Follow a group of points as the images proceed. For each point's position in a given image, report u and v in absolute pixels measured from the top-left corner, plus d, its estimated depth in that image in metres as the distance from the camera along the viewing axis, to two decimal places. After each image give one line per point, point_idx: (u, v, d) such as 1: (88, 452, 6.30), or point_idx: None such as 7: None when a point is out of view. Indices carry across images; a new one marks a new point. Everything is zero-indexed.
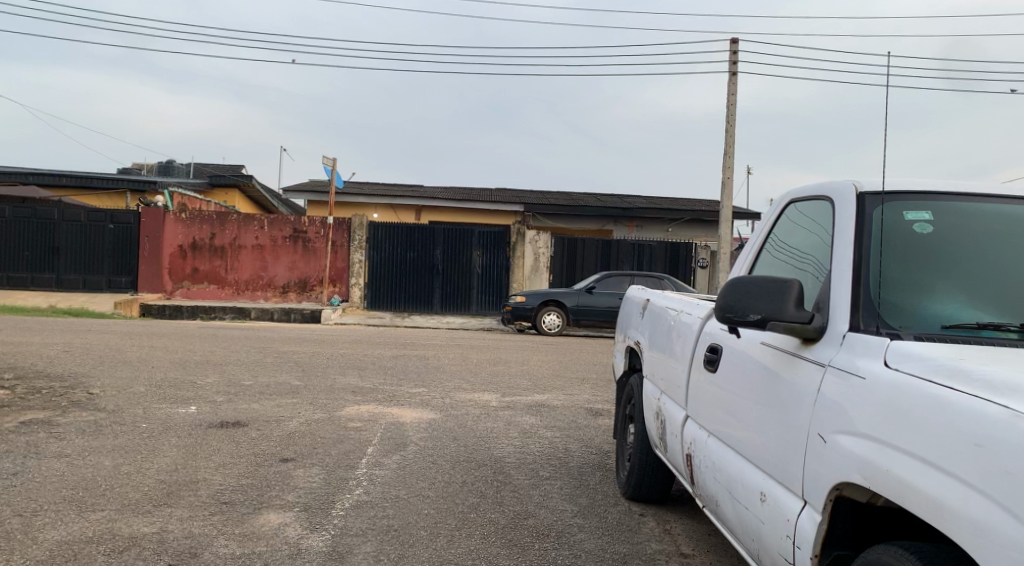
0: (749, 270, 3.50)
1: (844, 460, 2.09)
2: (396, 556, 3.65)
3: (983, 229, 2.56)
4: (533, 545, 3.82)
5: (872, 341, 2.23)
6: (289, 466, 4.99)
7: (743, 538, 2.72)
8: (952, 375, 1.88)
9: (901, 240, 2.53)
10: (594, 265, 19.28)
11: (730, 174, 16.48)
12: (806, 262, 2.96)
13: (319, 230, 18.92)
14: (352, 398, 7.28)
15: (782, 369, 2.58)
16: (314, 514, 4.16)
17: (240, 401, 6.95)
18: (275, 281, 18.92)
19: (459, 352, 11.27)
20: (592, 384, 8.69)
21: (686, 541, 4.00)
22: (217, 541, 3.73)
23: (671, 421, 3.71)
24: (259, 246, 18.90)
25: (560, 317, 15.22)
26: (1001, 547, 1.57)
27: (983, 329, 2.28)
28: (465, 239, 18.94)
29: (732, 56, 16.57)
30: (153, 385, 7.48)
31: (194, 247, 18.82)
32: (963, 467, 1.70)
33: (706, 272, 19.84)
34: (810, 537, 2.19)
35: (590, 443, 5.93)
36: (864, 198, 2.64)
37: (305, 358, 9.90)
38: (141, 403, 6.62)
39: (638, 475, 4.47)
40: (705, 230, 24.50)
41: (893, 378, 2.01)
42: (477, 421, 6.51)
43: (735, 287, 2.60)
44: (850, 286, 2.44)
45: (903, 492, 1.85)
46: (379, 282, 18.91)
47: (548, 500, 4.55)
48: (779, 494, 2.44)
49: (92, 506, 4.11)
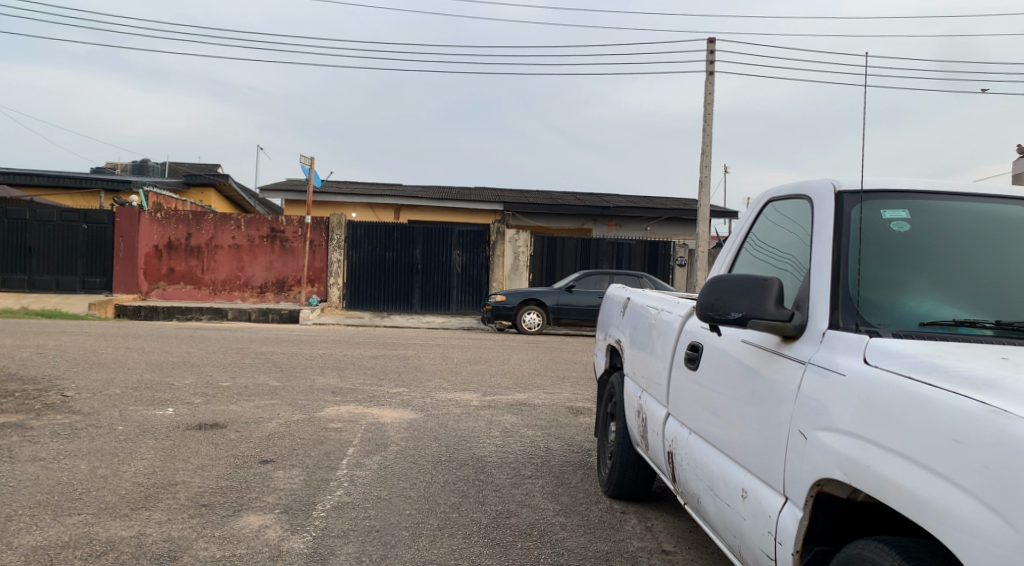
0: (728, 270, 3.53)
1: (825, 456, 2.12)
2: (378, 556, 3.64)
3: (956, 226, 2.61)
4: (516, 544, 3.83)
5: (851, 339, 2.25)
6: (269, 467, 4.96)
7: (725, 535, 2.75)
8: (930, 371, 1.90)
9: (879, 240, 2.56)
10: (573, 264, 19.33)
11: (708, 173, 16.60)
12: (783, 262, 3.00)
13: (296, 230, 18.84)
14: (332, 398, 7.25)
15: (762, 366, 2.61)
16: (295, 516, 4.13)
17: (219, 402, 6.89)
18: (253, 281, 18.81)
19: (439, 352, 11.25)
20: (574, 383, 8.71)
21: (668, 538, 4.02)
22: (197, 543, 3.69)
23: (652, 419, 3.73)
24: (236, 246, 18.76)
25: (540, 316, 15.23)
26: (981, 544, 1.59)
27: (959, 326, 2.30)
28: (445, 238, 18.89)
29: (709, 56, 16.71)
30: (130, 386, 7.39)
31: (170, 247, 18.63)
32: (943, 463, 1.72)
33: (685, 270, 19.97)
34: (791, 533, 2.22)
35: (571, 441, 5.96)
36: (843, 197, 2.67)
37: (284, 359, 9.81)
38: (117, 406, 6.54)
39: (619, 473, 4.49)
40: (683, 229, 24.70)
41: (873, 375, 2.03)
42: (458, 421, 6.49)
43: (716, 286, 2.61)
44: (829, 285, 2.47)
45: (884, 488, 1.88)
46: (357, 281, 18.83)
47: (530, 498, 4.56)
48: (761, 492, 2.46)
49: (69, 510, 4.05)
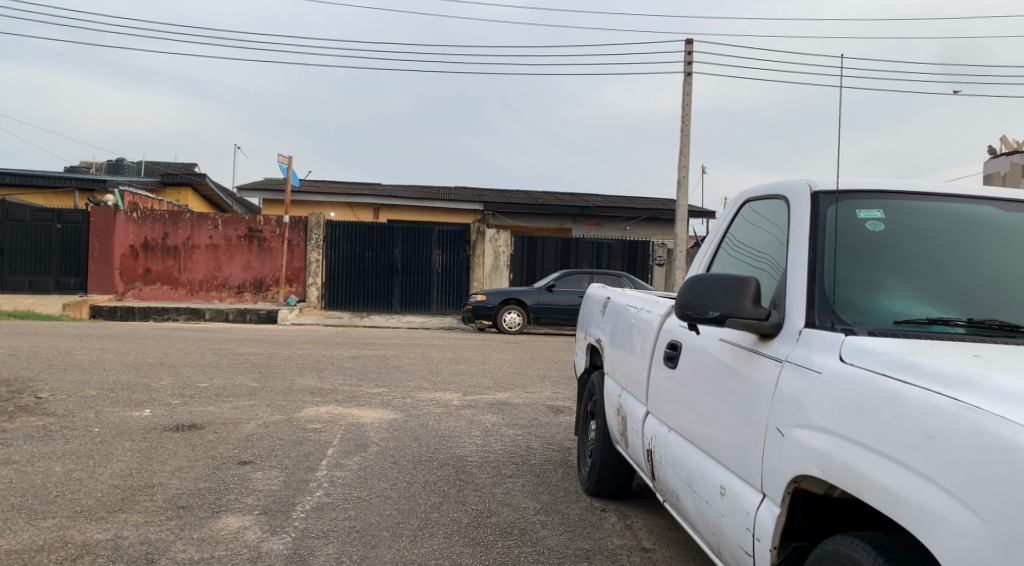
0: (707, 269, 3.56)
1: (802, 452, 2.15)
2: (359, 556, 3.63)
3: (929, 226, 2.65)
4: (497, 543, 3.84)
5: (827, 337, 2.29)
6: (248, 468, 4.92)
7: (703, 532, 2.78)
8: (905, 368, 1.94)
9: (854, 239, 2.60)
10: (553, 264, 19.37)
11: (686, 173, 16.72)
12: (760, 261, 3.04)
13: (275, 230, 18.70)
14: (312, 399, 7.20)
15: (739, 365, 2.64)
16: (274, 517, 4.10)
17: (196, 403, 6.82)
18: (230, 281, 18.64)
19: (419, 351, 11.23)
20: (554, 382, 8.73)
21: (647, 536, 4.05)
22: (175, 546, 3.66)
23: (632, 417, 3.76)
24: (213, 246, 18.58)
25: (520, 315, 15.25)
26: (953, 537, 1.62)
27: (932, 324, 2.34)
28: (425, 237, 18.84)
29: (687, 56, 16.83)
30: (105, 388, 7.30)
31: (146, 247, 18.38)
32: (917, 460, 1.75)
33: (663, 270, 20.09)
34: (769, 529, 2.25)
35: (551, 440, 5.98)
36: (819, 197, 2.71)
37: (262, 359, 9.73)
38: (93, 407, 6.45)
39: (599, 472, 4.51)
40: (662, 228, 24.85)
41: (849, 373, 2.07)
42: (439, 421, 6.49)
43: (695, 284, 2.64)
44: (805, 284, 2.51)
45: (859, 484, 1.91)
46: (336, 281, 18.73)
47: (511, 497, 4.57)
48: (739, 488, 2.49)
49: (43, 513, 3.99)
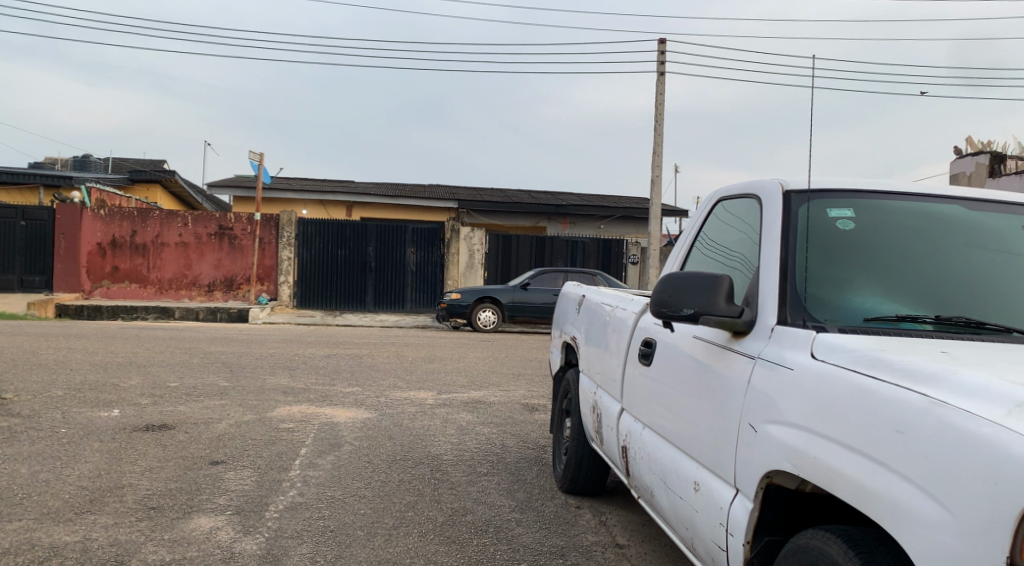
0: (680, 267, 3.59)
1: (774, 448, 2.18)
2: (333, 556, 3.60)
3: (898, 224, 2.71)
4: (472, 541, 3.84)
5: (799, 334, 2.32)
6: (220, 468, 4.86)
7: (678, 527, 2.80)
8: (875, 364, 1.98)
9: (825, 237, 2.65)
10: (528, 262, 19.39)
11: (659, 172, 16.84)
12: (732, 260, 3.08)
13: (246, 227, 18.47)
14: (285, 399, 7.13)
15: (713, 362, 2.67)
16: (247, 517, 4.06)
17: (167, 403, 6.72)
18: (200, 279, 18.39)
19: (393, 350, 11.17)
20: (528, 380, 8.75)
21: (621, 532, 4.08)
22: (146, 547, 3.60)
23: (607, 414, 3.78)
24: (183, 244, 18.31)
25: (495, 313, 15.23)
26: (923, 529, 1.66)
27: (901, 321, 2.39)
28: (399, 235, 18.75)
29: (660, 56, 16.95)
30: (72, 388, 7.16)
31: (114, 245, 18.08)
32: (886, 454, 1.79)
33: (637, 268, 20.21)
34: (742, 524, 2.28)
35: (526, 438, 5.99)
36: (790, 196, 2.75)
37: (233, 358, 9.62)
38: (60, 408, 6.32)
39: (574, 469, 4.53)
40: (636, 227, 25.00)
41: (820, 369, 2.10)
42: (413, 420, 6.46)
43: (669, 282, 2.67)
44: (777, 282, 2.55)
45: (830, 479, 1.94)
46: (309, 280, 18.57)
47: (486, 495, 4.57)
48: (713, 484, 2.52)
49: (8, 516, 3.90)
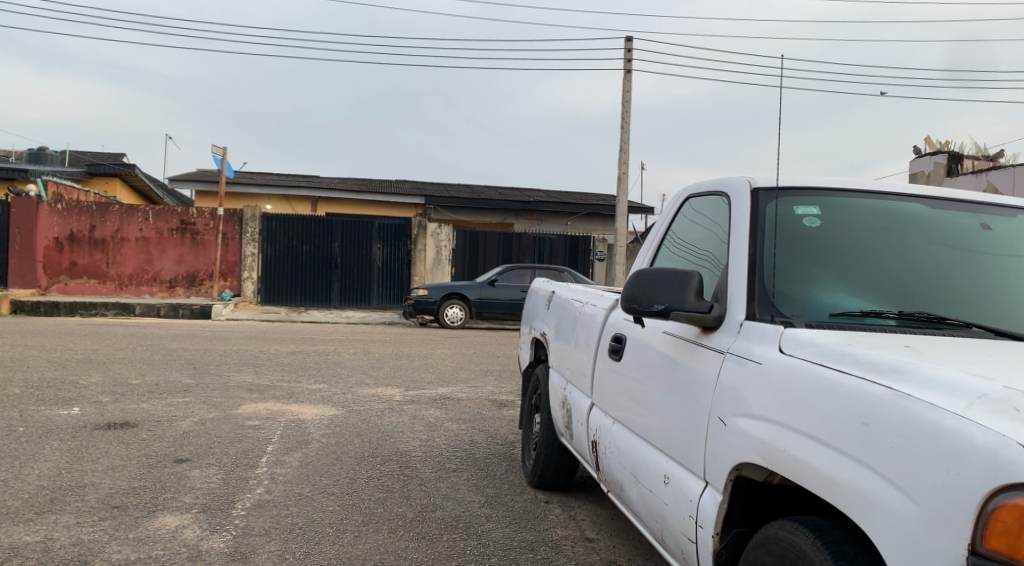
0: (649, 263, 3.63)
1: (742, 441, 2.23)
2: (302, 554, 3.57)
3: (861, 221, 2.77)
4: (442, 536, 3.84)
5: (767, 329, 2.37)
6: (185, 466, 4.78)
7: (647, 520, 2.84)
8: (841, 358, 2.03)
9: (792, 234, 2.70)
10: (495, 258, 19.39)
11: (626, 169, 16.94)
12: (700, 257, 3.12)
13: (208, 222, 18.17)
14: (250, 396, 7.03)
15: (682, 357, 2.71)
16: (213, 515, 4.01)
17: (129, 400, 6.59)
18: (162, 275, 18.03)
19: (360, 347, 11.09)
20: (496, 377, 8.75)
21: (590, 526, 4.12)
22: (110, 546, 3.53)
23: (577, 409, 3.81)
24: (144, 239, 17.94)
25: (462, 310, 15.20)
26: (888, 519, 1.71)
27: (865, 316, 2.45)
28: (365, 231, 18.60)
29: (626, 53, 17.05)
30: (30, 386, 6.97)
31: (72, 240, 17.63)
32: (851, 446, 1.84)
33: (604, 265, 20.32)
34: (711, 516, 2.32)
35: (495, 434, 5.99)
36: (758, 194, 2.81)
37: (196, 355, 9.46)
38: (16, 406, 6.16)
39: (543, 464, 4.55)
40: (603, 224, 25.14)
41: (787, 363, 2.15)
42: (381, 416, 6.43)
43: (639, 278, 2.70)
44: (746, 277, 2.59)
45: (798, 470, 1.99)
46: (273, 277, 18.35)
47: (455, 491, 4.57)
48: (682, 476, 2.55)
49: None
